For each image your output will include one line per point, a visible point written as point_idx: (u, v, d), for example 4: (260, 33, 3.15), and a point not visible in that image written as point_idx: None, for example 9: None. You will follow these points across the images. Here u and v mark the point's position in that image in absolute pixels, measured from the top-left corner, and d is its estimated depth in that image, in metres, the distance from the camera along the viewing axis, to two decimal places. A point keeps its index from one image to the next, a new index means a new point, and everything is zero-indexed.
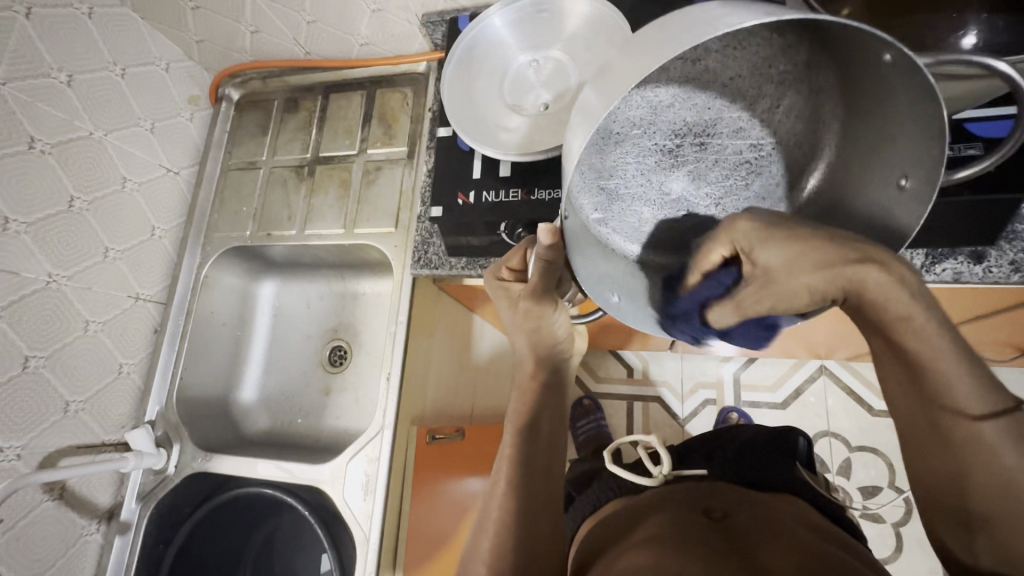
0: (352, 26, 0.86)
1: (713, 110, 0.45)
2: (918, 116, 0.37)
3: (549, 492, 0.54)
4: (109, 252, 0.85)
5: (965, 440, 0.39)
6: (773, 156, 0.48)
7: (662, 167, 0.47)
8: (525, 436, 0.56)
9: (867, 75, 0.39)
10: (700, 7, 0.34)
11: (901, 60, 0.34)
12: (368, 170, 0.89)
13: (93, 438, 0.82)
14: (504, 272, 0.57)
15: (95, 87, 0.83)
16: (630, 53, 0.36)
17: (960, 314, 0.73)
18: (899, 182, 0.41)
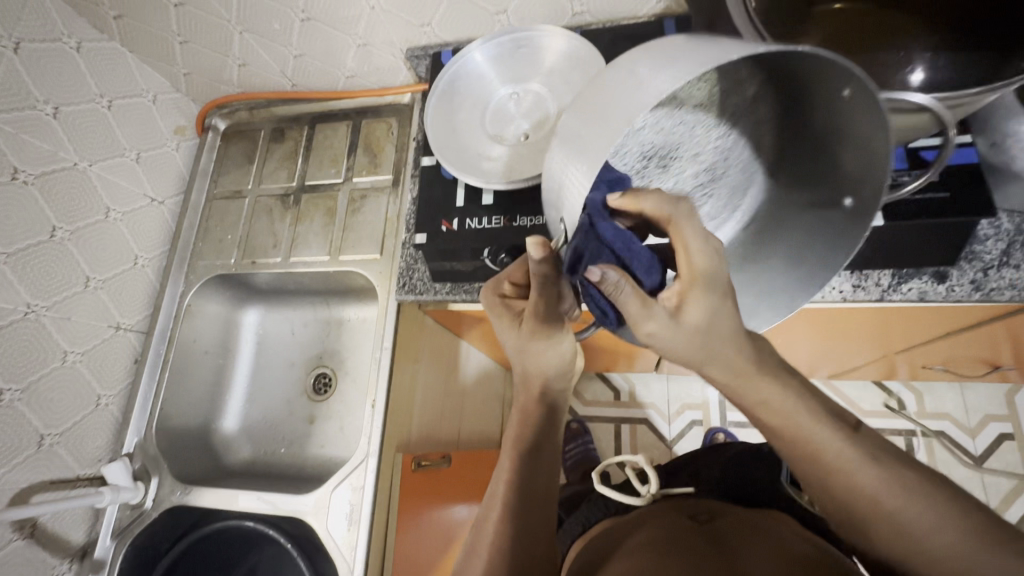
0: (338, 60, 0.89)
1: (678, 133, 0.46)
2: (859, 147, 0.42)
3: (546, 515, 0.52)
4: (90, 282, 0.84)
5: (852, 491, 0.41)
6: (722, 179, 0.50)
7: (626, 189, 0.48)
8: (525, 458, 0.54)
9: (825, 108, 0.42)
10: (682, 54, 0.37)
11: (859, 95, 0.37)
12: (353, 198, 0.90)
13: (67, 472, 0.80)
14: (506, 287, 0.57)
15: (81, 119, 0.84)
16: (624, 82, 0.39)
17: (929, 332, 0.76)
18: (843, 202, 0.46)
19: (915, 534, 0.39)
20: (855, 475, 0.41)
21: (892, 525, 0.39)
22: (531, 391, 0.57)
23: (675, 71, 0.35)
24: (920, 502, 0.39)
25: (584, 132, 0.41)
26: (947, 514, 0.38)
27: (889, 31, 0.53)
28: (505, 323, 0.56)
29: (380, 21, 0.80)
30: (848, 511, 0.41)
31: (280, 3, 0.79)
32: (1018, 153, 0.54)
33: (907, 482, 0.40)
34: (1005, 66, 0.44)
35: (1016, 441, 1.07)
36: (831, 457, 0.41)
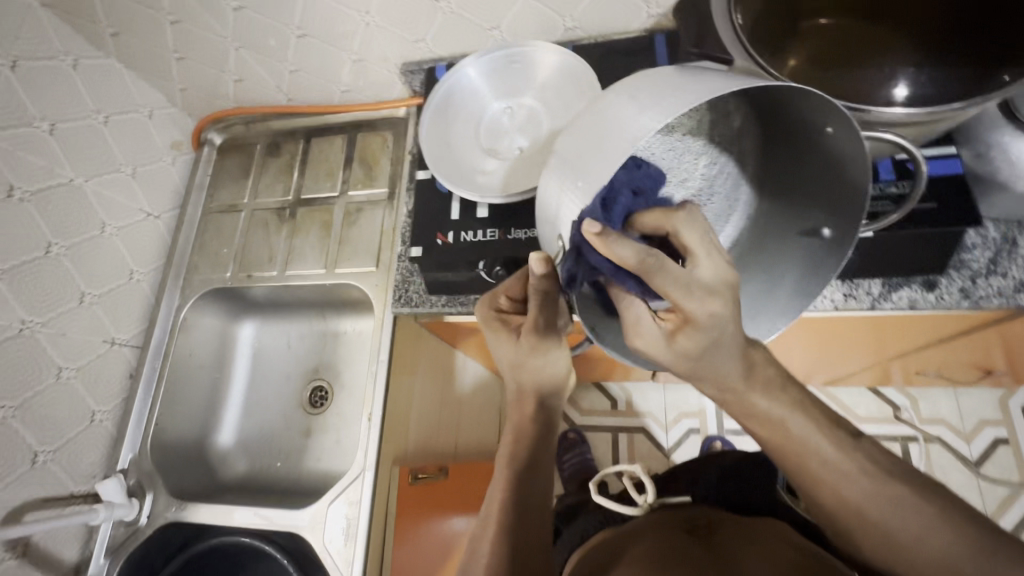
0: (334, 75, 0.90)
1: (671, 157, 0.50)
2: (837, 178, 0.47)
3: (540, 526, 0.52)
4: (86, 297, 0.84)
5: (834, 500, 0.43)
6: (706, 206, 0.52)
7: None
8: (520, 473, 0.54)
9: (808, 140, 0.47)
10: (678, 83, 0.41)
11: (841, 129, 0.42)
12: (349, 212, 0.90)
13: (61, 490, 0.79)
14: (502, 301, 0.58)
15: (77, 136, 0.84)
16: (617, 113, 0.42)
17: (921, 338, 0.76)
18: (820, 232, 0.50)
19: (896, 540, 0.41)
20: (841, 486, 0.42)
21: (873, 531, 0.42)
22: (525, 405, 0.56)
23: (663, 108, 0.38)
24: (899, 511, 0.41)
25: (578, 159, 0.43)
26: (927, 523, 0.40)
27: (875, 50, 0.54)
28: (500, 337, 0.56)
29: (375, 37, 0.81)
30: (832, 517, 0.43)
31: (277, 19, 0.80)
32: (1002, 163, 0.55)
33: (889, 492, 0.42)
34: (984, 82, 0.46)
35: (1010, 445, 1.08)
36: (816, 467, 0.43)
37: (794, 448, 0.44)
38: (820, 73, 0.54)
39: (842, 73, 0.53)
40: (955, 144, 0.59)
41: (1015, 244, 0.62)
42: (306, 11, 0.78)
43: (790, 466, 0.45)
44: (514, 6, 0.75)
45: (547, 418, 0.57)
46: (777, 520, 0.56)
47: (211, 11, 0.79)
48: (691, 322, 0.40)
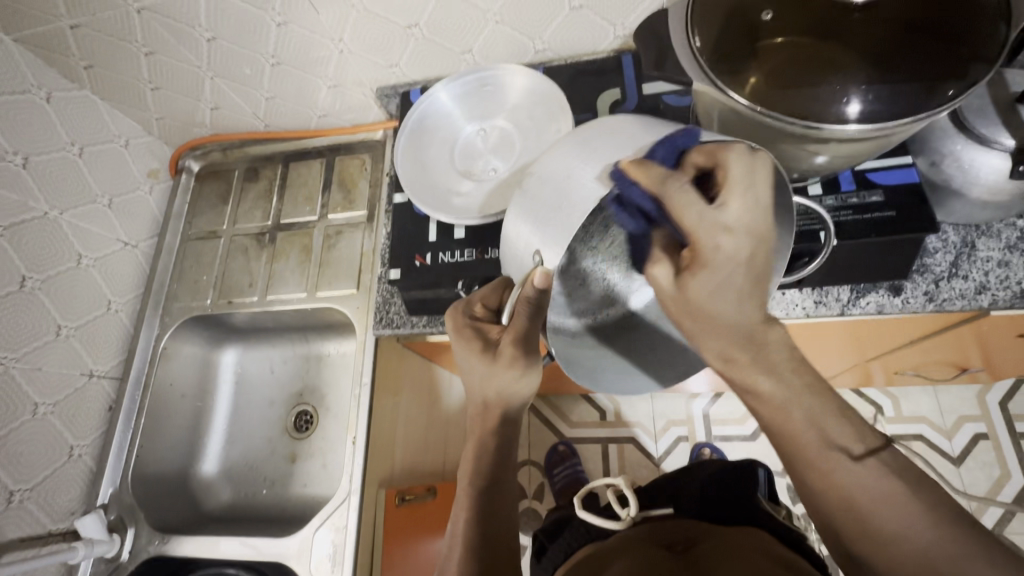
0: (310, 101, 0.91)
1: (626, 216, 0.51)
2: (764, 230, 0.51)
3: (507, 543, 0.53)
4: (62, 330, 0.84)
5: (823, 485, 0.40)
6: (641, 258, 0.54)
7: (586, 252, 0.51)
8: (482, 492, 0.54)
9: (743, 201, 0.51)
10: (650, 129, 0.44)
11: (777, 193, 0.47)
12: (329, 235, 0.91)
13: (38, 528, 0.77)
14: (477, 308, 0.56)
15: (52, 168, 0.85)
16: (568, 166, 0.44)
17: (895, 340, 0.78)
18: None
19: (879, 531, 0.38)
20: (829, 470, 0.39)
21: (855, 527, 0.39)
22: (487, 420, 0.56)
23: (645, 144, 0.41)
24: (893, 507, 0.37)
25: (536, 213, 0.45)
26: (921, 521, 0.37)
27: (828, 62, 0.54)
28: (472, 350, 0.54)
29: (350, 63, 0.83)
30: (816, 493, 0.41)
31: (251, 49, 0.80)
32: (954, 171, 0.57)
33: (885, 484, 0.38)
34: (931, 93, 0.48)
35: (990, 440, 1.10)
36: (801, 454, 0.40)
37: (783, 431, 0.41)
38: (782, 87, 0.53)
39: (806, 89, 0.53)
40: (911, 154, 0.62)
41: (974, 248, 0.65)
42: (279, 41, 0.79)
43: None
44: (484, 31, 0.76)
45: (506, 435, 0.57)
46: (762, 530, 0.58)
47: (184, 43, 0.80)
48: (703, 257, 0.42)
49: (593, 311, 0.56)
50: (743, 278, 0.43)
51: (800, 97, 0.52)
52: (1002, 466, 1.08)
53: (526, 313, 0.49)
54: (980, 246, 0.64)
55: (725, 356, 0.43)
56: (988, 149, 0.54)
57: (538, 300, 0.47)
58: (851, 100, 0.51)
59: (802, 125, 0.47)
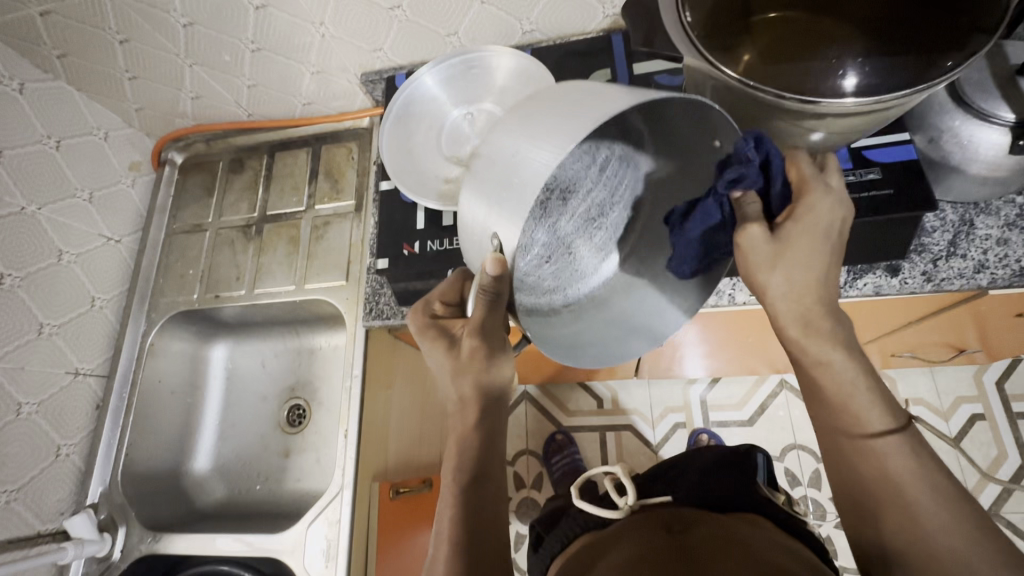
0: (295, 88, 0.88)
1: (588, 169, 0.52)
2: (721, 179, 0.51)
3: (498, 542, 0.51)
4: (44, 328, 0.82)
5: (876, 473, 0.44)
6: (608, 214, 0.56)
7: (544, 218, 0.49)
8: (466, 488, 0.52)
9: (698, 149, 0.50)
10: (595, 90, 0.40)
11: (727, 145, 0.48)
12: (317, 226, 0.89)
13: (26, 529, 0.76)
14: (436, 307, 0.56)
15: (28, 162, 0.82)
16: (512, 143, 0.40)
17: (893, 321, 0.77)
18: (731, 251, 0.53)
19: (914, 510, 0.42)
20: (884, 460, 0.44)
21: (891, 501, 0.43)
22: (468, 413, 0.53)
23: (593, 111, 0.37)
24: (940, 502, 0.41)
25: (486, 195, 0.41)
26: (962, 518, 0.40)
27: (824, 39, 0.53)
28: (435, 347, 0.54)
29: (332, 48, 0.80)
30: (863, 479, 0.45)
31: (229, 35, 0.78)
32: (953, 147, 0.56)
33: (936, 482, 0.42)
34: (928, 67, 0.46)
35: (986, 420, 1.10)
36: (853, 430, 0.45)
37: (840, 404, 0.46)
38: (779, 62, 0.52)
39: (801, 65, 0.51)
40: (909, 132, 0.60)
41: (972, 226, 0.63)
42: (258, 26, 0.76)
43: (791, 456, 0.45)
44: (469, 13, 0.74)
45: (491, 427, 0.54)
46: (761, 517, 0.58)
47: (159, 29, 0.77)
48: (809, 210, 0.44)
49: (562, 287, 0.54)
50: (836, 245, 0.45)
51: (789, 74, 0.50)
52: (999, 446, 1.08)
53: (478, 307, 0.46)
54: (978, 224, 0.63)
55: (806, 319, 0.46)
56: (988, 123, 0.53)
57: (496, 293, 0.43)
58: (846, 75, 0.49)
59: (797, 101, 0.44)
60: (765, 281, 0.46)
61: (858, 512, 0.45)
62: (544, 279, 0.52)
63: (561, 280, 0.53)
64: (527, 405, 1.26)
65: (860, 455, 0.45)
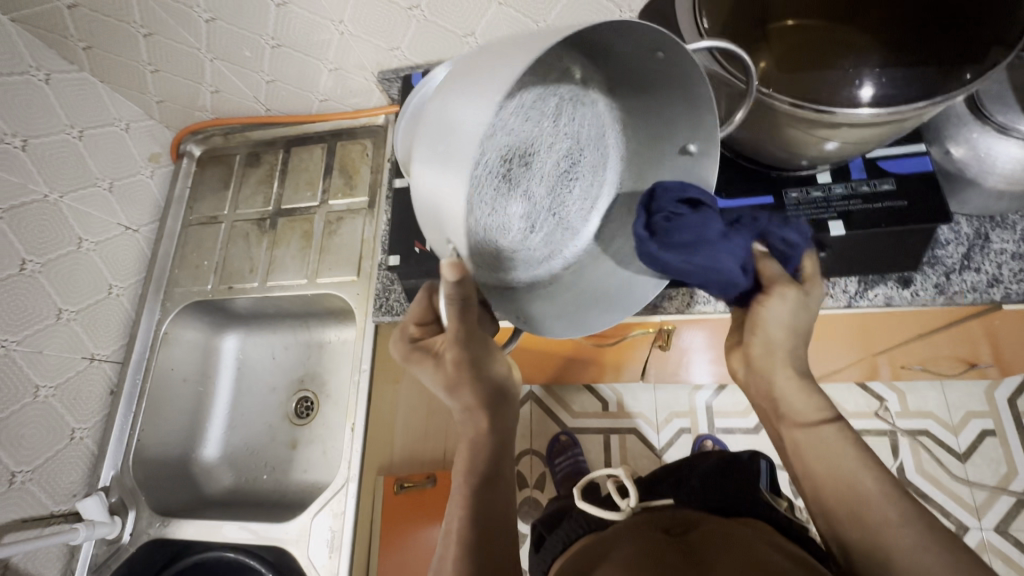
0: (312, 85, 0.89)
1: (545, 120, 0.47)
2: (682, 99, 0.48)
3: (509, 542, 0.52)
4: (63, 313, 0.84)
5: (877, 518, 0.45)
6: (581, 163, 0.51)
7: (503, 194, 0.44)
8: (477, 489, 0.52)
9: (668, 81, 0.47)
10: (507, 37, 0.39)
11: (671, 55, 0.44)
12: (329, 221, 0.90)
13: (40, 509, 0.78)
14: (414, 329, 0.54)
15: (52, 151, 0.84)
16: (453, 107, 0.38)
17: (904, 334, 0.77)
18: (688, 147, 0.51)
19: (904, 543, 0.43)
20: (863, 488, 0.47)
21: (885, 531, 0.44)
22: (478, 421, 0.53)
23: (509, 59, 0.37)
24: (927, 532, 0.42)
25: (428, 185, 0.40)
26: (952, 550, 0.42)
27: (842, 48, 0.53)
28: (426, 361, 0.50)
29: (350, 46, 0.81)
30: (852, 508, 0.47)
31: (249, 30, 0.79)
32: (970, 160, 0.56)
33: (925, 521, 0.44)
34: (946, 78, 0.46)
35: (997, 437, 1.09)
36: (840, 471, 0.48)
37: (826, 434, 0.50)
38: (794, 71, 0.52)
39: (816, 74, 0.51)
40: (925, 142, 0.59)
41: (987, 240, 0.63)
42: (279, 22, 0.77)
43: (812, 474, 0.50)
44: (486, 14, 0.75)
45: (502, 432, 0.54)
46: (762, 523, 0.58)
47: (183, 24, 0.78)
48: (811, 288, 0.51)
49: (555, 252, 0.52)
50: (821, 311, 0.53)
51: (807, 83, 0.51)
52: (1009, 463, 1.07)
53: (455, 311, 0.45)
54: (993, 238, 0.63)
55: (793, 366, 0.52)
56: (1007, 136, 0.53)
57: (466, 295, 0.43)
58: (863, 85, 0.49)
59: (812, 109, 0.44)
60: (759, 334, 0.52)
61: (855, 542, 0.46)
62: (530, 249, 0.50)
63: (549, 244, 0.52)
64: (532, 404, 1.26)
65: (852, 494, 0.47)
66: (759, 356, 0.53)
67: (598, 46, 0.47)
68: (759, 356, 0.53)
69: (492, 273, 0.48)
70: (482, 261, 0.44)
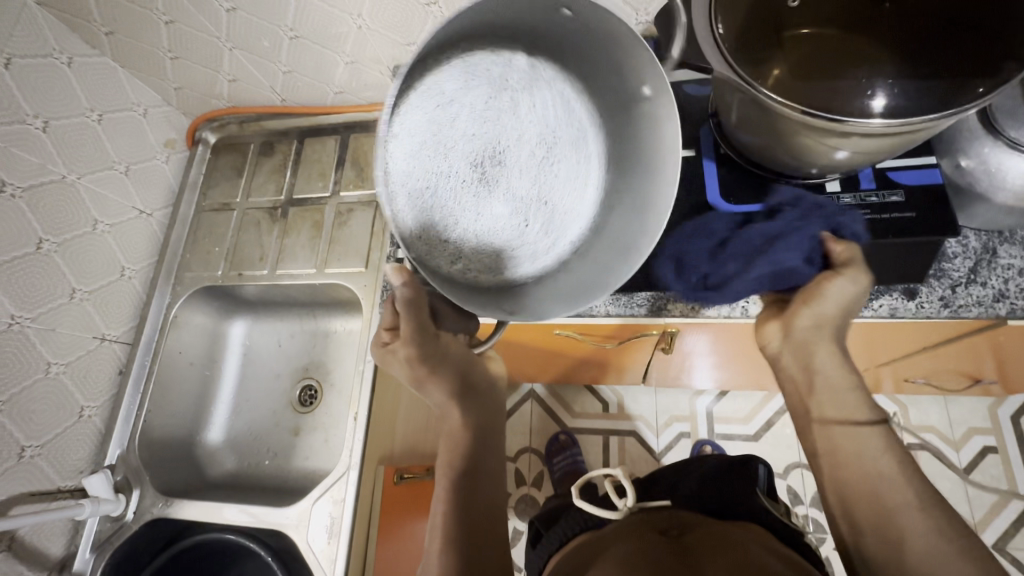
0: (328, 77, 0.90)
1: (506, 115, 0.50)
2: (614, 52, 0.48)
3: (492, 531, 0.58)
4: (76, 293, 0.85)
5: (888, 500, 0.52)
6: (560, 144, 0.52)
7: (481, 195, 0.50)
8: (460, 486, 0.58)
9: (600, 36, 0.47)
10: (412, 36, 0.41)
11: (576, 10, 0.45)
12: (340, 212, 0.92)
13: (47, 484, 0.80)
14: (384, 335, 0.59)
15: (71, 133, 0.86)
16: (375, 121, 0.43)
17: (908, 346, 0.77)
18: (645, 90, 0.48)
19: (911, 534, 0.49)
20: (894, 498, 0.52)
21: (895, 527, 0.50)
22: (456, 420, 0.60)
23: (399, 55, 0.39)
24: None
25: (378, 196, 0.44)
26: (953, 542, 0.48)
27: (855, 56, 0.53)
28: (392, 357, 0.58)
29: (367, 39, 0.82)
30: (880, 523, 0.52)
31: (269, 21, 0.80)
32: (981, 175, 0.56)
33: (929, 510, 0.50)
34: (961, 90, 0.46)
35: (998, 453, 1.09)
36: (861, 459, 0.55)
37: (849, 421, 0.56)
38: (807, 78, 0.52)
39: (829, 82, 0.52)
40: (935, 155, 0.59)
41: (994, 254, 0.63)
42: (299, 14, 0.78)
43: (842, 466, 0.55)
44: None
45: (480, 429, 0.61)
46: (757, 527, 0.59)
47: (204, 12, 0.79)
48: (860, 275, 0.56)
49: (551, 241, 0.53)
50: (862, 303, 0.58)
51: (821, 92, 0.51)
52: (1009, 479, 1.07)
53: (406, 311, 0.54)
54: (1001, 253, 0.63)
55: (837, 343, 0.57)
56: (1019, 152, 0.53)
57: (416, 294, 0.54)
58: (876, 95, 0.49)
59: (824, 118, 0.45)
60: (823, 301, 0.55)
61: (876, 549, 0.51)
62: (521, 239, 0.52)
63: (546, 233, 0.52)
64: (533, 403, 1.26)
65: (873, 483, 0.53)
66: (807, 326, 0.57)
67: (523, 21, 0.48)
68: (803, 328, 0.57)
69: (476, 267, 0.51)
70: (460, 260, 0.51)
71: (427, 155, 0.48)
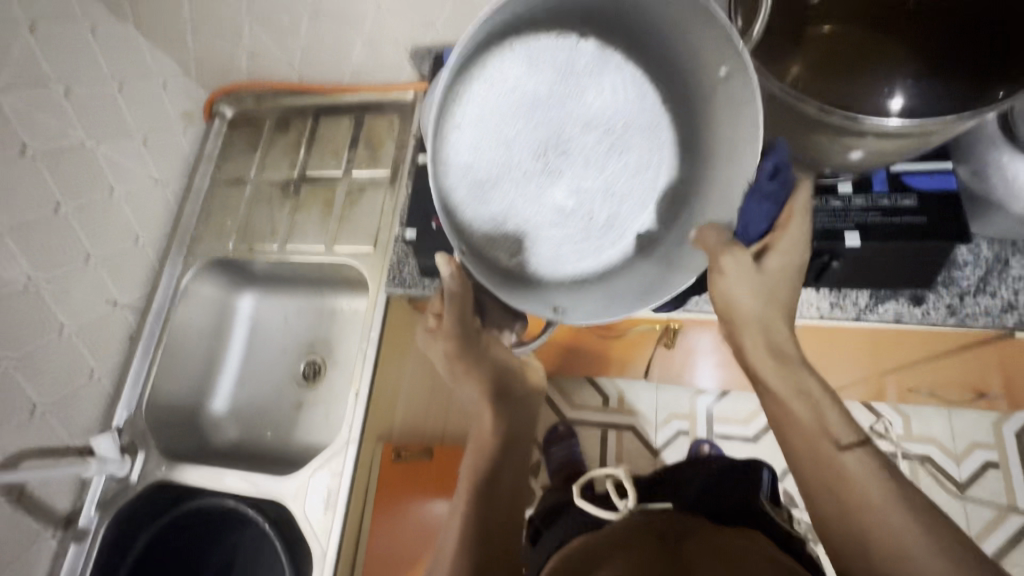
0: (346, 55, 0.91)
1: (572, 101, 0.55)
2: (681, 32, 0.50)
3: (510, 529, 0.56)
4: (91, 258, 0.87)
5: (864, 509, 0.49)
6: (626, 131, 0.56)
7: (542, 182, 0.56)
8: (486, 476, 0.58)
9: (667, 17, 0.50)
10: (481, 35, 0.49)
11: None
12: (352, 191, 0.92)
13: (57, 441, 0.82)
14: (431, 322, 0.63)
15: (93, 99, 0.87)
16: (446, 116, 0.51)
17: (912, 355, 0.77)
18: (721, 70, 0.49)
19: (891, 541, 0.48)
20: (867, 506, 0.49)
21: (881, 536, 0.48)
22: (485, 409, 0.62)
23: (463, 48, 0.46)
24: None
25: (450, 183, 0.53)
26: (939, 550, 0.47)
27: (874, 57, 0.53)
28: (434, 344, 0.62)
29: (387, 19, 0.82)
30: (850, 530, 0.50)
31: None
32: (997, 182, 0.55)
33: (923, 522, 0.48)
34: None
35: (999, 469, 1.08)
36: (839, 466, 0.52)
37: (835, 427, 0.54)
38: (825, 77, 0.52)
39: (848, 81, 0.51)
40: (950, 160, 0.59)
41: (1006, 265, 0.63)
42: None
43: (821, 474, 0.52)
44: None
45: (510, 425, 0.62)
46: (759, 535, 0.58)
47: None
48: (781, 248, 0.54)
49: (610, 228, 0.57)
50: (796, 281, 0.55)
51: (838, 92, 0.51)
52: (1009, 496, 1.06)
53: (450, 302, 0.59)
54: (1012, 264, 0.62)
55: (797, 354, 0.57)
56: None
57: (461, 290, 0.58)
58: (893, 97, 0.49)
59: (841, 116, 0.45)
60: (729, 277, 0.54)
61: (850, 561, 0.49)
62: (579, 224, 0.57)
63: (606, 217, 0.57)
64: None
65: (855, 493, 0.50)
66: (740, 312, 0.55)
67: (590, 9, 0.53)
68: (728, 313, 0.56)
69: (531, 250, 0.56)
70: (519, 246, 0.56)
71: (494, 147, 0.54)
